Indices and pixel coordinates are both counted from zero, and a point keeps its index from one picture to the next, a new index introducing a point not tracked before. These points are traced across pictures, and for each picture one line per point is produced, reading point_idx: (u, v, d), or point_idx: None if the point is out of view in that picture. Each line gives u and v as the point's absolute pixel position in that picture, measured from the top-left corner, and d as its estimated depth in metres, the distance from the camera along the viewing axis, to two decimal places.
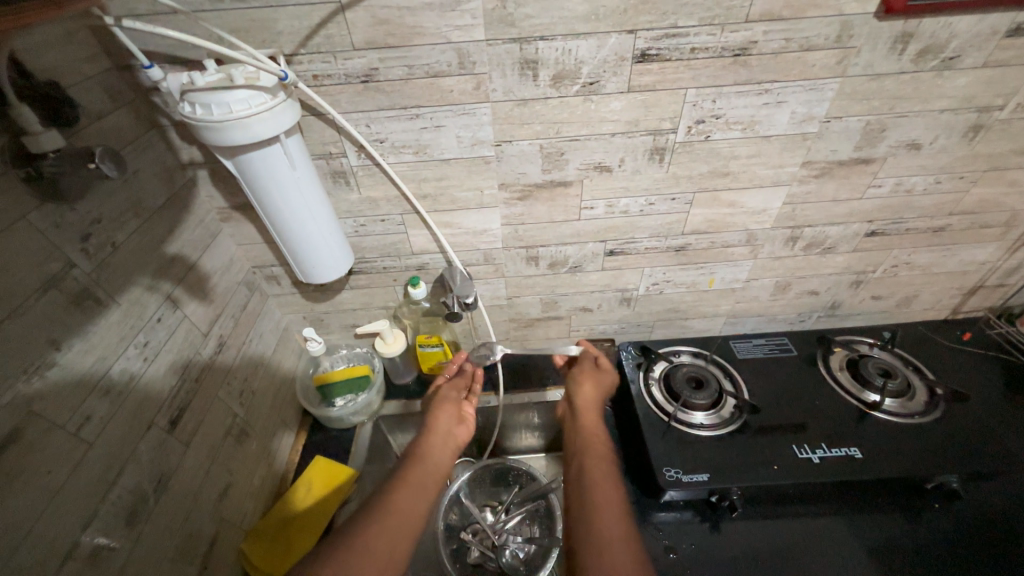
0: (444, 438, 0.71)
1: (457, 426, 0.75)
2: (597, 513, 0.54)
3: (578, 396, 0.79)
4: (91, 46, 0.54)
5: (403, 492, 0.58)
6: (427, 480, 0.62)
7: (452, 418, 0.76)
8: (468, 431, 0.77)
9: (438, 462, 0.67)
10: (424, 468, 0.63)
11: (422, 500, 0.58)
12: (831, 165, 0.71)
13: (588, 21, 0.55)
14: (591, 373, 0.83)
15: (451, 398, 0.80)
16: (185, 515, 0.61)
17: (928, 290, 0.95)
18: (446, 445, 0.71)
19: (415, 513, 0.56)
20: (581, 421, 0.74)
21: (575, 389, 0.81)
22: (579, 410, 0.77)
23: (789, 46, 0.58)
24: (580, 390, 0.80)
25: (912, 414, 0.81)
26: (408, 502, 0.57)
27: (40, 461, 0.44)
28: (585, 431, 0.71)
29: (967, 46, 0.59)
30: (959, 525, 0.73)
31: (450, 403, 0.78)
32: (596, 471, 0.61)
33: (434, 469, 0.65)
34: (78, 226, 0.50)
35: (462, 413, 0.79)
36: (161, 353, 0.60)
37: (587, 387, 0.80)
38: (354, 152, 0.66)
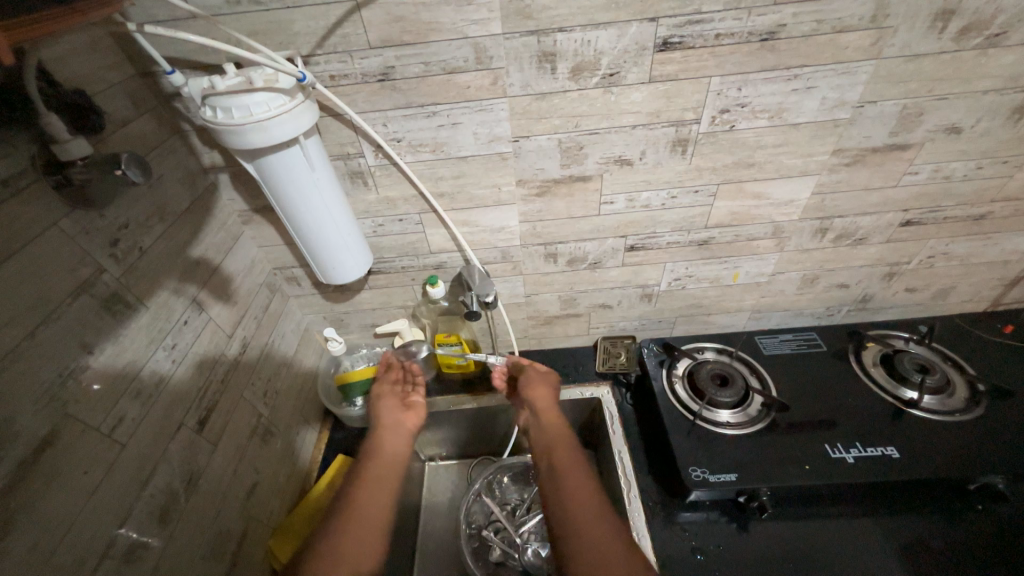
0: (396, 427, 0.69)
1: (406, 415, 0.72)
2: (582, 522, 0.51)
3: (534, 385, 0.74)
4: (114, 53, 0.54)
5: (362, 490, 0.57)
6: (385, 472, 0.61)
7: (395, 407, 0.73)
8: (419, 415, 0.74)
9: (391, 453, 0.65)
10: (380, 464, 0.62)
11: (385, 496, 0.57)
12: (864, 152, 0.68)
13: (608, 10, 0.54)
14: (537, 370, 0.78)
15: (388, 388, 0.76)
16: (215, 513, 0.62)
17: (967, 281, 0.91)
18: (397, 433, 0.69)
19: (379, 510, 0.55)
20: (545, 412, 0.69)
21: (527, 380, 0.75)
22: (538, 402, 0.71)
23: (821, 28, 0.55)
24: (535, 381, 0.75)
25: (951, 411, 0.77)
26: (368, 500, 0.56)
27: (76, 462, 0.45)
28: (551, 426, 0.66)
29: (1015, 21, 0.55)
30: (1004, 527, 0.70)
31: (393, 394, 0.75)
32: (574, 470, 0.57)
33: (390, 461, 0.63)
34: (107, 231, 0.51)
35: (408, 401, 0.76)
36: (188, 354, 0.61)
37: (538, 386, 0.74)
38: (371, 152, 0.66)
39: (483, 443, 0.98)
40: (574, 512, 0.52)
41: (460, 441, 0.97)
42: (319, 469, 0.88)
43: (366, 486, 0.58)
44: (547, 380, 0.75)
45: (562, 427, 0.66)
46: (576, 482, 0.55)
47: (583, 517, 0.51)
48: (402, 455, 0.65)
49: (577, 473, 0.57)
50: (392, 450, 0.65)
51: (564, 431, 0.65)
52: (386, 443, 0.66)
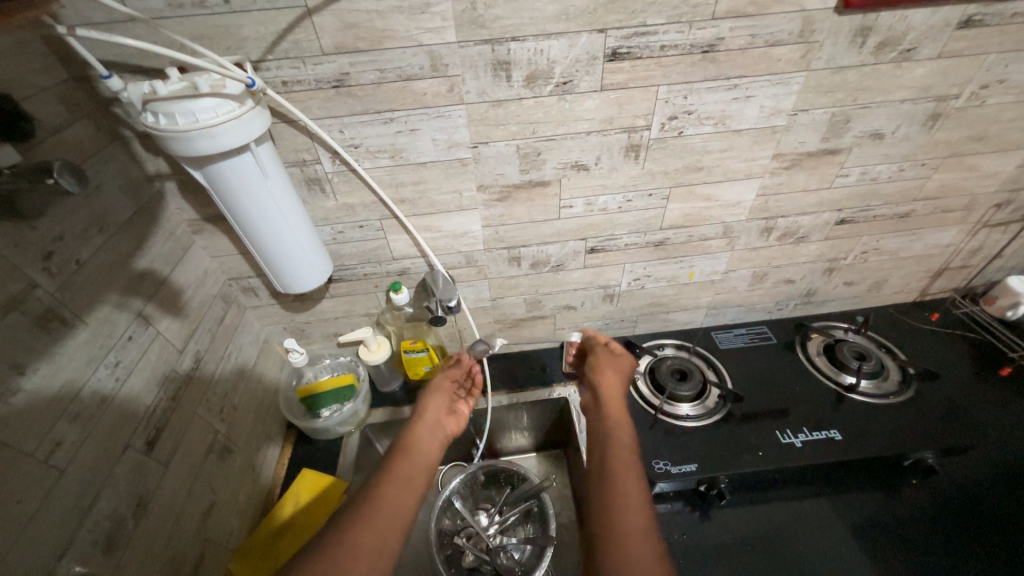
0: (435, 426, 0.68)
1: (448, 420, 0.72)
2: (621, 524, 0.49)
3: (602, 370, 0.74)
4: (44, 56, 0.51)
5: (389, 484, 0.56)
6: (419, 470, 0.59)
7: (442, 407, 0.72)
8: (461, 424, 0.74)
9: (427, 450, 0.64)
10: (415, 460, 0.61)
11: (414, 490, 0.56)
12: (800, 156, 0.73)
13: (558, 22, 0.56)
14: (605, 352, 0.78)
15: (444, 387, 0.76)
16: (168, 537, 0.59)
17: (897, 274, 0.99)
18: (435, 433, 0.67)
19: (403, 504, 0.54)
20: (609, 401, 0.68)
21: (597, 362, 0.76)
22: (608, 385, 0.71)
23: (755, 42, 0.59)
24: (605, 367, 0.74)
25: (887, 394, 0.83)
26: (398, 493, 0.55)
27: (10, 491, 0.42)
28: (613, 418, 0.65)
29: (922, 38, 0.61)
30: (934, 498, 0.76)
31: (442, 395, 0.74)
32: (627, 471, 0.55)
33: (426, 459, 0.62)
34: (38, 244, 0.48)
35: (455, 408, 0.76)
36: (134, 371, 0.58)
37: (607, 370, 0.74)
38: (328, 158, 0.65)
39: (453, 449, 0.98)
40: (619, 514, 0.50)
41: None
42: (283, 484, 0.85)
43: (398, 480, 0.56)
44: (622, 366, 0.75)
45: (624, 424, 0.64)
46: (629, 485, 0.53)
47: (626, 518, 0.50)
48: (436, 456, 0.64)
49: (630, 477, 0.55)
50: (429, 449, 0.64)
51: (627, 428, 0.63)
52: (422, 441, 0.65)
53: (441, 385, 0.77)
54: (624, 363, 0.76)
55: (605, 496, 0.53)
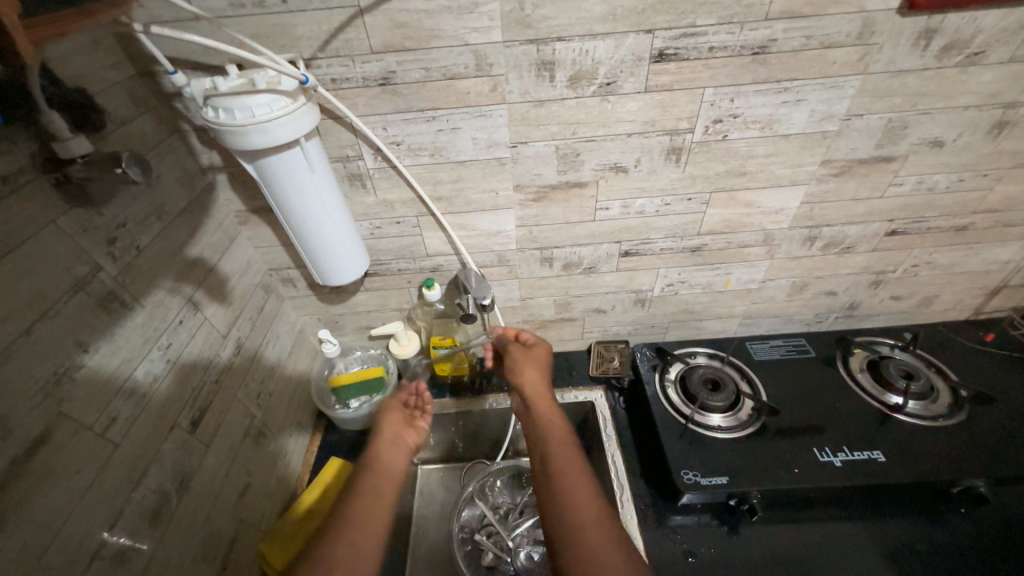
0: (394, 438, 0.70)
1: (408, 431, 0.72)
2: (575, 519, 0.51)
3: (523, 369, 0.72)
4: (115, 52, 0.55)
5: (357, 501, 0.57)
6: (383, 483, 0.61)
7: (399, 423, 0.73)
8: (424, 431, 0.74)
9: (393, 461, 0.65)
10: (378, 470, 0.63)
11: (382, 502, 0.58)
12: (851, 163, 0.70)
13: (606, 22, 0.55)
14: (522, 350, 0.76)
15: (395, 406, 0.77)
16: (206, 516, 0.61)
17: (949, 290, 0.93)
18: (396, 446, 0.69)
19: (376, 517, 0.56)
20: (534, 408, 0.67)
21: (514, 362, 0.75)
22: (531, 386, 0.70)
23: (810, 44, 0.57)
24: (526, 364, 0.73)
25: (935, 416, 0.79)
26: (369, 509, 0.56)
27: (70, 462, 0.44)
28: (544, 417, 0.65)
29: (993, 41, 0.58)
30: (985, 531, 0.72)
31: (395, 408, 0.76)
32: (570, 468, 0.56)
33: (392, 468, 0.64)
34: (104, 230, 0.51)
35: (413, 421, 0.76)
36: (182, 354, 0.61)
37: (527, 369, 0.72)
38: (371, 155, 0.67)
39: (477, 446, 0.98)
40: (571, 513, 0.52)
41: (454, 443, 0.97)
42: (312, 471, 0.87)
43: (365, 497, 0.58)
44: (540, 360, 0.74)
45: (558, 420, 0.65)
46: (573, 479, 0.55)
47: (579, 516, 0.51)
48: (401, 465, 0.66)
49: (575, 470, 0.56)
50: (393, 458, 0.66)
51: (560, 425, 0.64)
52: (384, 451, 0.66)
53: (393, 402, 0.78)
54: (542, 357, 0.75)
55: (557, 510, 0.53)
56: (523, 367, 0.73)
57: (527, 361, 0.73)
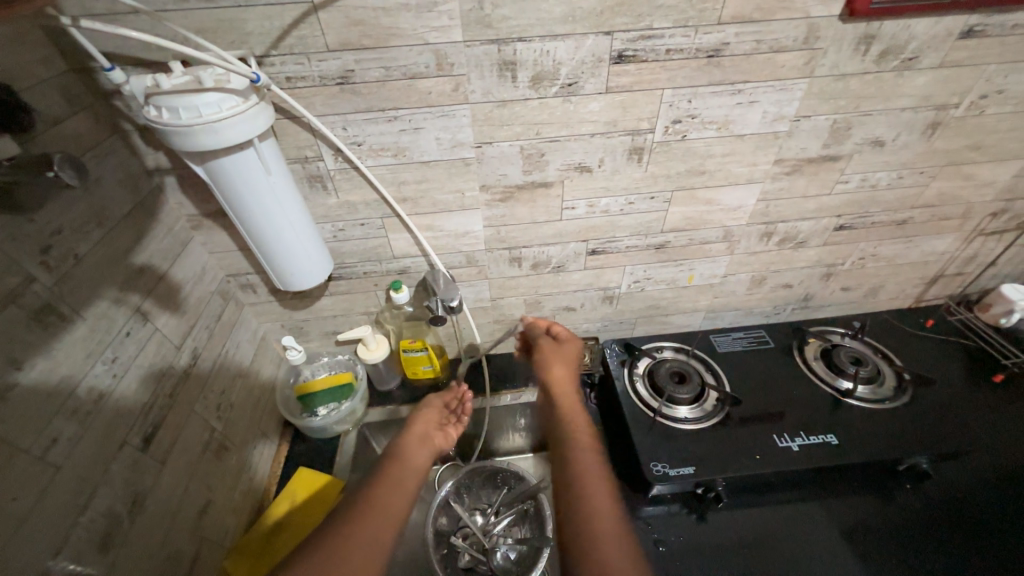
0: (424, 437, 0.71)
1: (437, 432, 0.74)
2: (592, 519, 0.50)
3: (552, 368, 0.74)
4: (45, 46, 0.51)
5: (380, 491, 0.57)
6: (406, 475, 0.62)
7: (432, 422, 0.75)
8: (450, 440, 0.76)
9: (415, 459, 0.66)
10: (403, 467, 0.63)
11: (402, 495, 0.58)
12: (801, 162, 0.74)
13: (565, 23, 0.56)
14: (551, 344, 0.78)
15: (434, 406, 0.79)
16: (162, 537, 0.58)
17: (893, 280, 1.00)
18: (424, 443, 0.70)
19: (395, 506, 0.56)
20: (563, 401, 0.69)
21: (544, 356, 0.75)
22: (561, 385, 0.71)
23: (760, 48, 0.60)
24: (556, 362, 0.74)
25: (882, 399, 0.84)
26: (387, 499, 0.56)
27: (3, 488, 0.41)
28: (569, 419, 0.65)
29: (925, 47, 0.62)
30: (927, 503, 0.77)
31: (431, 411, 0.77)
32: (590, 474, 0.55)
33: (414, 467, 0.64)
34: (36, 238, 0.48)
35: (444, 425, 0.78)
36: (131, 368, 0.58)
37: (557, 364, 0.74)
38: (330, 155, 0.65)
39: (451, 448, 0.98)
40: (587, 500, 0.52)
41: None
42: (279, 482, 0.85)
43: (389, 485, 0.59)
44: (571, 358, 0.75)
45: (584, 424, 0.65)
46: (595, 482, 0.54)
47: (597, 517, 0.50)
48: (425, 464, 0.66)
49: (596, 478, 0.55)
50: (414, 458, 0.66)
51: (587, 430, 0.64)
52: (411, 452, 0.67)
53: (433, 403, 0.80)
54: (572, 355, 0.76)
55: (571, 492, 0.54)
56: (552, 362, 0.74)
57: (555, 356, 0.75)
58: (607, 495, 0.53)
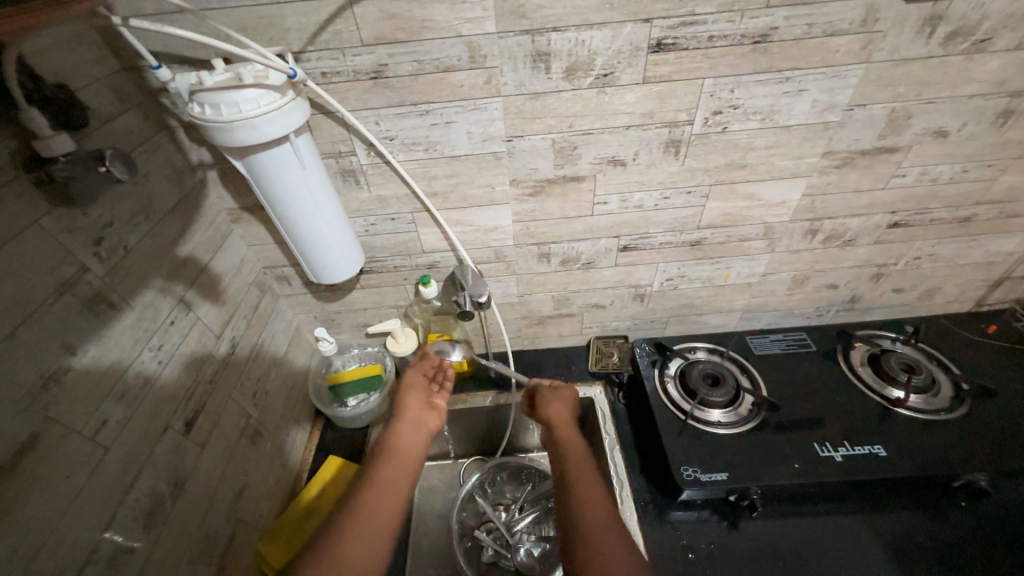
0: (415, 424, 0.70)
1: (429, 416, 0.73)
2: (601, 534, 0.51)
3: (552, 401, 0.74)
4: (99, 46, 0.53)
5: (372, 491, 0.57)
6: (397, 471, 0.61)
7: (419, 406, 0.73)
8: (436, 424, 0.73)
9: (404, 454, 0.64)
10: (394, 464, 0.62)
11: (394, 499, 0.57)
12: (853, 155, 0.69)
13: (602, 11, 0.54)
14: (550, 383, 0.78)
15: (417, 386, 0.76)
16: (202, 516, 0.61)
17: (952, 282, 0.92)
18: (415, 431, 0.69)
19: (387, 511, 0.55)
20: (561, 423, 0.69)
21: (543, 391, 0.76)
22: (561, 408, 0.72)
23: (812, 32, 0.56)
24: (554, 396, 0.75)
25: (936, 410, 0.79)
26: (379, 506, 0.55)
27: (60, 466, 0.44)
28: (567, 438, 0.66)
29: (1000, 27, 0.56)
30: (985, 523, 0.71)
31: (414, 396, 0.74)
32: (586, 482, 0.58)
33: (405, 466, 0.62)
34: (90, 229, 0.50)
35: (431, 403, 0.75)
36: (175, 355, 0.60)
37: (556, 396, 0.74)
38: (364, 150, 0.66)
39: (476, 443, 0.98)
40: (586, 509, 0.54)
41: (453, 440, 0.97)
42: (310, 469, 0.87)
43: (380, 485, 0.58)
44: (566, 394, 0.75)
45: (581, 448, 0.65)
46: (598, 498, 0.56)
47: (601, 524, 0.52)
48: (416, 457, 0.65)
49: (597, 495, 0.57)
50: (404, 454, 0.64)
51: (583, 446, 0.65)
52: (403, 441, 0.66)
53: (415, 381, 0.77)
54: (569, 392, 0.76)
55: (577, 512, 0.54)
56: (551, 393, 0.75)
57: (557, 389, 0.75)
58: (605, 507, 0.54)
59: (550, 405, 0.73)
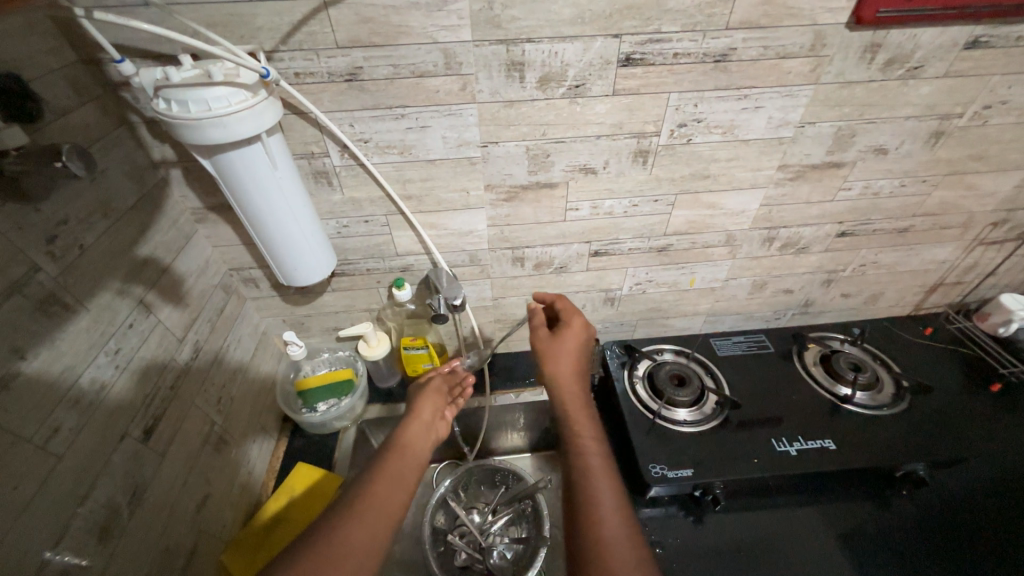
0: (427, 425, 0.68)
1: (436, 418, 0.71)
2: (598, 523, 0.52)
3: (549, 362, 0.69)
4: (54, 37, 0.51)
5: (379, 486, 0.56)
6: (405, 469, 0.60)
7: (431, 408, 0.71)
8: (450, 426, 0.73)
9: (417, 448, 0.64)
10: (404, 460, 0.61)
11: (401, 491, 0.57)
12: (805, 168, 0.74)
13: (574, 25, 0.56)
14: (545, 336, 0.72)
15: (430, 390, 0.74)
16: (162, 528, 0.58)
17: (893, 288, 1.00)
18: (426, 432, 0.67)
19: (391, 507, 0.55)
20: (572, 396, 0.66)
21: (550, 347, 0.70)
22: (568, 375, 0.68)
23: (767, 54, 0.60)
24: (553, 358, 0.69)
25: (881, 406, 0.85)
26: (376, 502, 0.54)
27: (5, 478, 0.41)
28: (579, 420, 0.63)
29: (930, 57, 0.62)
30: (923, 510, 0.77)
31: (433, 395, 0.73)
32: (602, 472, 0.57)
33: (415, 462, 0.62)
34: (42, 228, 0.48)
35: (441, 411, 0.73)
36: (134, 359, 0.58)
37: (564, 360, 0.69)
38: (336, 152, 0.65)
39: (449, 447, 0.98)
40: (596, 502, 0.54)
41: None
42: (277, 477, 0.85)
43: (387, 480, 0.57)
44: (574, 352, 0.69)
45: (590, 425, 0.63)
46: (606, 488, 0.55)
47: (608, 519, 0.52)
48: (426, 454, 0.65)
49: (604, 482, 0.56)
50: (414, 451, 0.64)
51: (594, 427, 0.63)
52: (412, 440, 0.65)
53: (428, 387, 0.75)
54: (573, 343, 0.70)
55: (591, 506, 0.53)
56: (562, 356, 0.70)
57: (569, 352, 0.70)
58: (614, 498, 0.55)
59: (556, 369, 0.68)
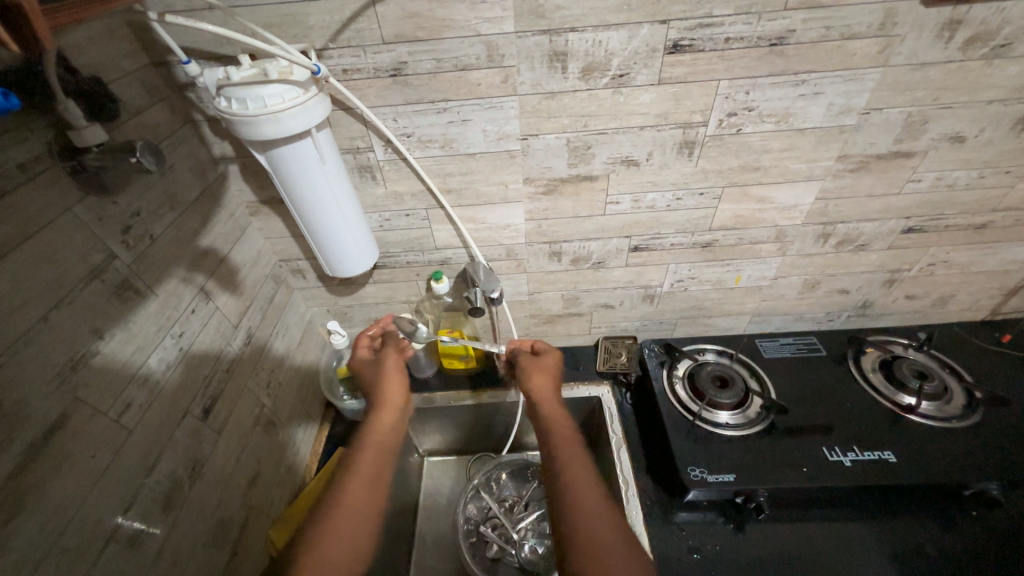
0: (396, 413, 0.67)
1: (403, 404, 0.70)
2: (581, 513, 0.50)
3: (529, 378, 0.72)
4: (130, 42, 0.55)
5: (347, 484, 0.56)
6: (377, 461, 0.60)
7: (396, 392, 0.70)
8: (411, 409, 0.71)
9: (386, 439, 0.64)
10: (372, 450, 0.61)
11: (372, 487, 0.56)
12: (868, 159, 0.69)
13: (620, 12, 0.54)
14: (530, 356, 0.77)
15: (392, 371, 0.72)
16: (217, 501, 0.62)
17: (966, 290, 0.91)
18: (393, 419, 0.67)
19: (362, 505, 0.54)
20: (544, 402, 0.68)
21: (527, 368, 0.74)
22: (541, 390, 0.70)
23: (829, 35, 0.56)
24: (532, 372, 0.73)
25: (949, 418, 0.78)
26: (351, 499, 0.54)
27: (86, 446, 0.45)
28: (554, 423, 0.64)
29: (1021, 32, 0.56)
30: (994, 532, 0.71)
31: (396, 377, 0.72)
32: (578, 466, 0.56)
33: (383, 451, 0.62)
34: (119, 219, 0.52)
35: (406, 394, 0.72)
36: (195, 342, 0.62)
37: (537, 374, 0.72)
38: (381, 146, 0.67)
39: (482, 439, 0.99)
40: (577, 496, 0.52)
41: (460, 436, 0.98)
42: (319, 460, 0.88)
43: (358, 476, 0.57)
44: (550, 369, 0.74)
45: (565, 424, 0.64)
46: (584, 480, 0.54)
47: (590, 514, 0.50)
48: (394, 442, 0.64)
49: (582, 472, 0.55)
50: (385, 441, 0.63)
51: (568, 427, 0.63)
52: (381, 428, 0.64)
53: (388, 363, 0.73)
54: (551, 364, 0.75)
55: (569, 507, 0.52)
56: (535, 372, 0.73)
57: (540, 369, 0.73)
58: (595, 489, 0.53)
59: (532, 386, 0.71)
